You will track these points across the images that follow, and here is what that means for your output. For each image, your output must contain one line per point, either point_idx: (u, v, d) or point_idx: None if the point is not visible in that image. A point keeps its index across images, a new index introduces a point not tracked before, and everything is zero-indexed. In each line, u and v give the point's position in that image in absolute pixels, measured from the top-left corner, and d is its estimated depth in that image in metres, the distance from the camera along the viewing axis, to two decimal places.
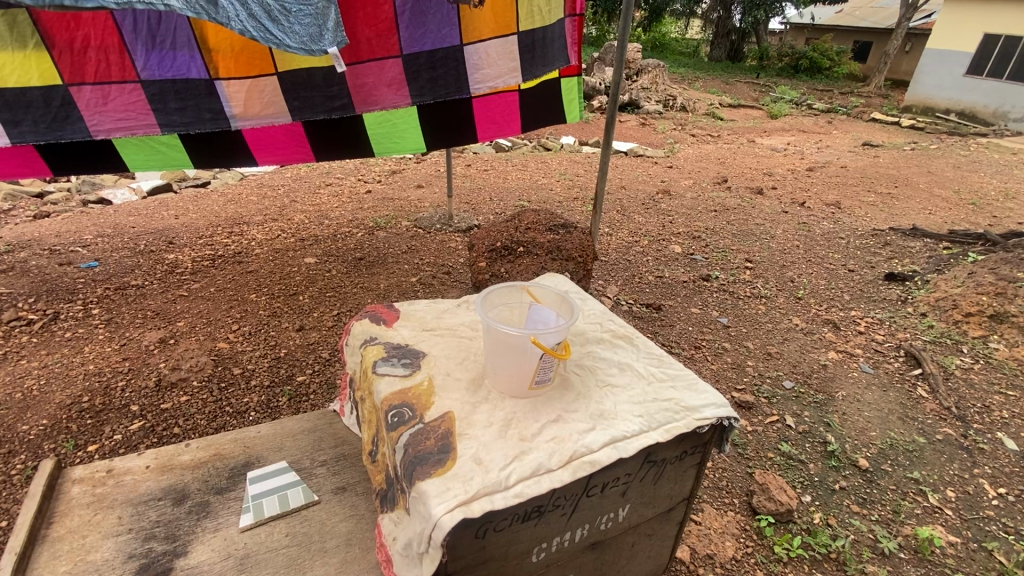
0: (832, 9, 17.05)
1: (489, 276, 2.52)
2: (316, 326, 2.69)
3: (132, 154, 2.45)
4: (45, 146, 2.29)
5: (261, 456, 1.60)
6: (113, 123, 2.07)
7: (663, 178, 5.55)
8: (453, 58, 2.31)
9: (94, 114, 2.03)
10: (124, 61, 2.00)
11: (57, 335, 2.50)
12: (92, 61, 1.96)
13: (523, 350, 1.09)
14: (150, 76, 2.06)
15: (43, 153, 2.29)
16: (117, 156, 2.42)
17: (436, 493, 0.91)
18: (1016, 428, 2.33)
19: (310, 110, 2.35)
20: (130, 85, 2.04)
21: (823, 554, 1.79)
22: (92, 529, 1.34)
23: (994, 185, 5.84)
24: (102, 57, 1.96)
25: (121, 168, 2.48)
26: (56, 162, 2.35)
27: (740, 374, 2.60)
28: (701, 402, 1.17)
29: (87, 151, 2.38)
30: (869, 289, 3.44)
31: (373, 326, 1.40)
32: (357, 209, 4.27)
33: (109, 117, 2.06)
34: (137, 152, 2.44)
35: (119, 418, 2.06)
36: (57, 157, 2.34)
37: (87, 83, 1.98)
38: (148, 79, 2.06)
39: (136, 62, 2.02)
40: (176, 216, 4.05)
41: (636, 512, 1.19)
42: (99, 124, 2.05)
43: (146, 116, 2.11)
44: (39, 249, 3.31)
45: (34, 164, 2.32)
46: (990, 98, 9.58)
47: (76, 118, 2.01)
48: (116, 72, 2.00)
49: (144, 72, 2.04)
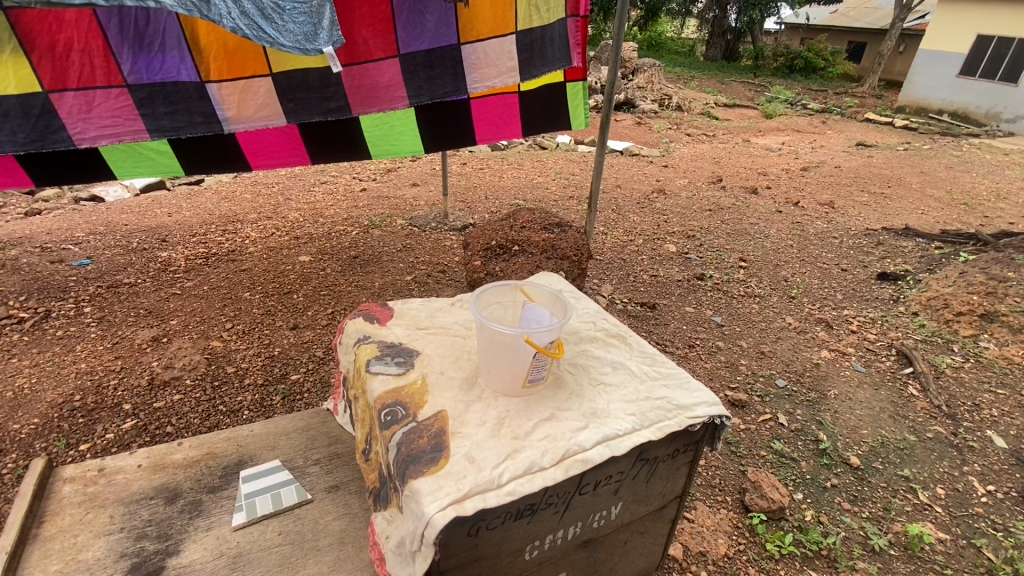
0: (827, 11, 17.25)
1: (484, 275, 2.51)
2: (310, 324, 2.68)
3: (120, 161, 2.44)
4: (27, 157, 2.25)
5: (254, 454, 1.59)
6: (99, 130, 2.06)
7: (657, 178, 5.57)
8: (450, 57, 2.31)
9: (78, 121, 2.01)
10: (109, 65, 1.97)
11: (48, 334, 2.48)
12: (75, 65, 1.93)
13: (516, 349, 1.09)
14: (138, 80, 2.03)
15: (25, 165, 2.25)
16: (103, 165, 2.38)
17: (429, 492, 0.92)
18: (1006, 426, 2.36)
19: (306, 111, 2.33)
20: (116, 90, 2.02)
21: (814, 551, 1.81)
22: (81, 528, 1.33)
23: (985, 185, 5.90)
24: (86, 61, 1.93)
25: (109, 177, 2.45)
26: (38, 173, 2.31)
27: (733, 373, 2.61)
28: (692, 401, 1.17)
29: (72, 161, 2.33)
30: (862, 289, 3.46)
31: (366, 325, 1.40)
32: (352, 208, 4.25)
33: (94, 123, 2.04)
34: (126, 158, 2.43)
35: (111, 417, 2.05)
36: (40, 168, 2.30)
37: (70, 88, 1.95)
38: (136, 83, 2.04)
39: (123, 66, 1.99)
40: (168, 214, 4.02)
41: (629, 510, 1.20)
42: (84, 130, 2.04)
43: (134, 122, 2.09)
44: (30, 247, 3.28)
45: (15, 175, 2.27)
46: (982, 99, 9.65)
47: (58, 126, 1.99)
48: (100, 77, 1.97)
49: (131, 76, 2.02)
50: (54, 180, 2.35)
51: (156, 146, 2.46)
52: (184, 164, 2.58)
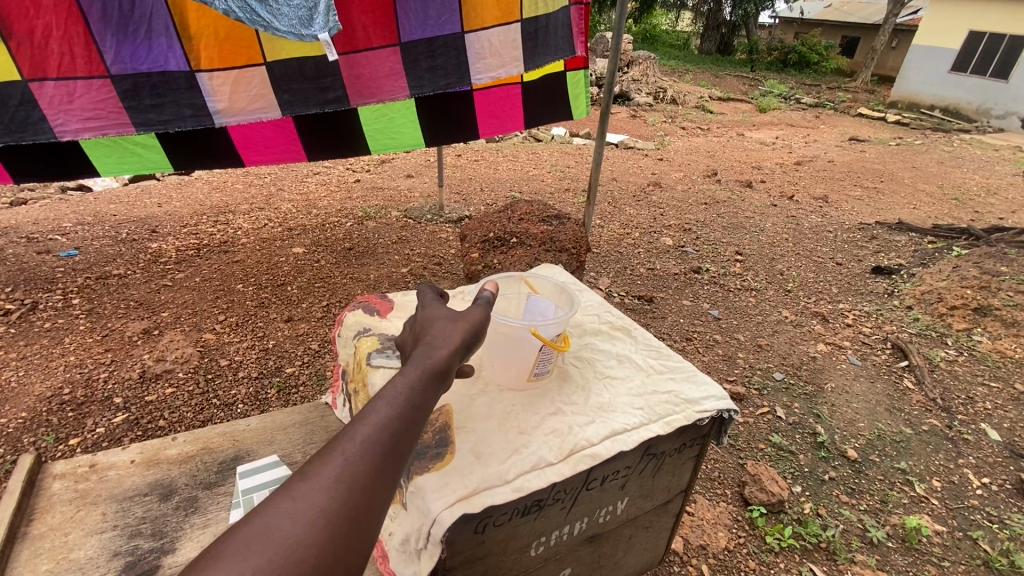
0: (821, 5, 17.28)
1: (482, 267, 2.49)
2: (305, 317, 2.65)
3: (104, 156, 2.36)
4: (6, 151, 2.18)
5: (250, 449, 1.55)
6: (81, 122, 1.99)
7: (653, 171, 5.55)
8: (452, 46, 2.26)
9: (59, 113, 1.95)
10: (91, 54, 1.90)
11: (36, 325, 2.43)
12: (54, 53, 1.86)
13: (523, 343, 1.07)
14: (122, 70, 1.96)
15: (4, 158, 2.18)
16: (84, 159, 2.29)
17: (434, 488, 0.89)
18: (999, 419, 2.38)
19: (301, 103, 2.24)
20: (98, 81, 1.95)
21: (813, 544, 1.81)
22: (73, 526, 1.29)
23: (976, 180, 5.94)
24: (66, 49, 1.87)
25: (93, 175, 2.37)
26: (18, 168, 2.24)
27: (731, 366, 2.61)
28: (700, 394, 1.16)
29: (53, 156, 2.26)
30: (857, 282, 3.47)
31: (365, 318, 1.37)
32: (345, 199, 4.19)
33: (76, 115, 1.97)
34: (110, 153, 2.35)
35: (101, 411, 2.01)
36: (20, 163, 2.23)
37: (50, 78, 1.89)
38: (119, 74, 1.97)
39: (106, 55, 1.92)
40: (158, 204, 3.94)
41: (635, 504, 1.18)
42: (66, 123, 1.97)
43: (118, 115, 2.02)
44: (16, 237, 3.21)
45: None
46: (973, 95, 9.71)
47: (38, 117, 1.93)
48: (82, 66, 1.91)
49: (115, 66, 1.95)
50: (36, 176, 2.29)
51: (144, 141, 2.39)
52: (173, 160, 2.52)
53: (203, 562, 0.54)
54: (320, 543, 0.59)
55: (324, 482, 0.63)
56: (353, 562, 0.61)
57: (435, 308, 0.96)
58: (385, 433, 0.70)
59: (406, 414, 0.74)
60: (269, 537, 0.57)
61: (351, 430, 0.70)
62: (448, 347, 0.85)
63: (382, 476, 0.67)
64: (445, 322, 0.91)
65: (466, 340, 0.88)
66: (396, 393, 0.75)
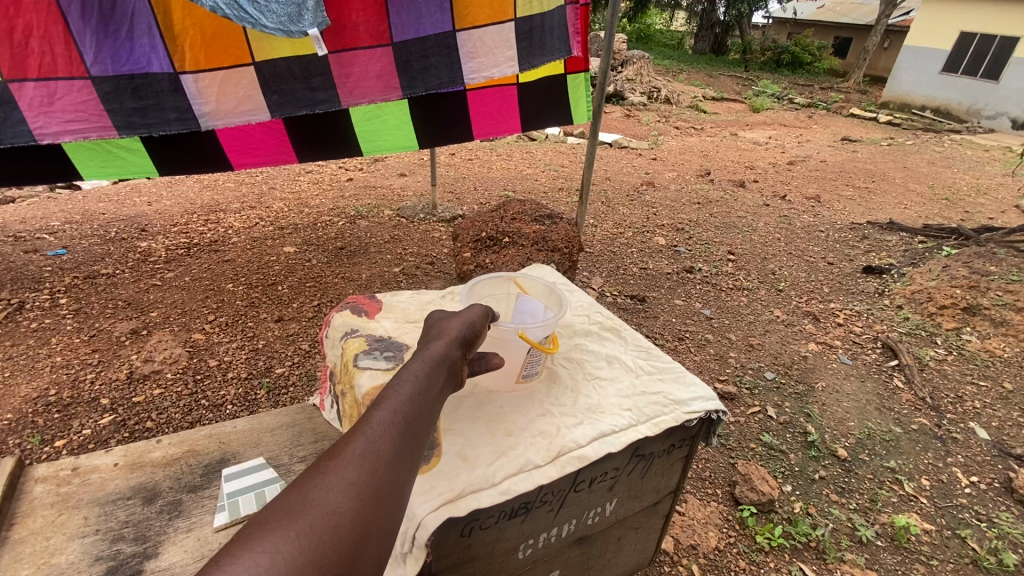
0: (814, 6, 17.35)
1: (473, 267, 2.48)
2: (295, 317, 2.63)
3: (87, 159, 2.31)
4: None
5: (237, 452, 1.54)
6: (62, 125, 1.95)
7: (646, 170, 5.56)
8: (444, 45, 2.25)
9: (39, 114, 1.90)
10: (72, 54, 1.87)
11: (22, 325, 2.40)
12: (34, 53, 1.82)
13: (511, 344, 1.06)
14: (103, 71, 1.93)
15: None
16: (67, 163, 2.25)
17: (420, 491, 0.88)
18: (987, 418, 2.40)
19: (291, 104, 2.21)
20: (79, 83, 1.92)
21: (803, 543, 1.81)
22: (54, 531, 1.27)
23: (966, 181, 6.00)
24: (46, 49, 1.83)
25: (75, 178, 2.33)
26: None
27: (722, 365, 2.62)
28: (689, 395, 1.15)
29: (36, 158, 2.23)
30: (848, 282, 3.49)
31: (353, 318, 1.35)
32: (338, 198, 4.17)
33: (57, 118, 1.93)
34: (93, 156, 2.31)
35: (87, 412, 1.98)
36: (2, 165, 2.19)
37: (30, 78, 1.85)
38: (100, 75, 1.94)
39: (86, 56, 1.89)
40: (148, 203, 3.90)
41: (623, 506, 1.18)
42: (46, 125, 1.92)
43: (100, 118, 1.99)
44: (3, 236, 3.17)
45: None
46: (964, 96, 9.79)
47: (17, 119, 1.87)
48: (62, 67, 1.87)
49: (95, 66, 1.92)
50: (17, 179, 2.24)
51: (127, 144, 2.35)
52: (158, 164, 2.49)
53: (251, 529, 0.56)
54: (354, 511, 0.62)
55: (351, 458, 0.67)
56: (385, 529, 0.64)
57: (433, 317, 1.03)
58: (402, 416, 0.75)
59: (418, 399, 0.79)
60: (308, 507, 0.61)
61: (368, 415, 0.74)
62: (445, 339, 0.90)
63: (404, 451, 0.71)
64: (441, 323, 0.96)
65: (463, 332, 0.94)
66: (405, 381, 0.80)
